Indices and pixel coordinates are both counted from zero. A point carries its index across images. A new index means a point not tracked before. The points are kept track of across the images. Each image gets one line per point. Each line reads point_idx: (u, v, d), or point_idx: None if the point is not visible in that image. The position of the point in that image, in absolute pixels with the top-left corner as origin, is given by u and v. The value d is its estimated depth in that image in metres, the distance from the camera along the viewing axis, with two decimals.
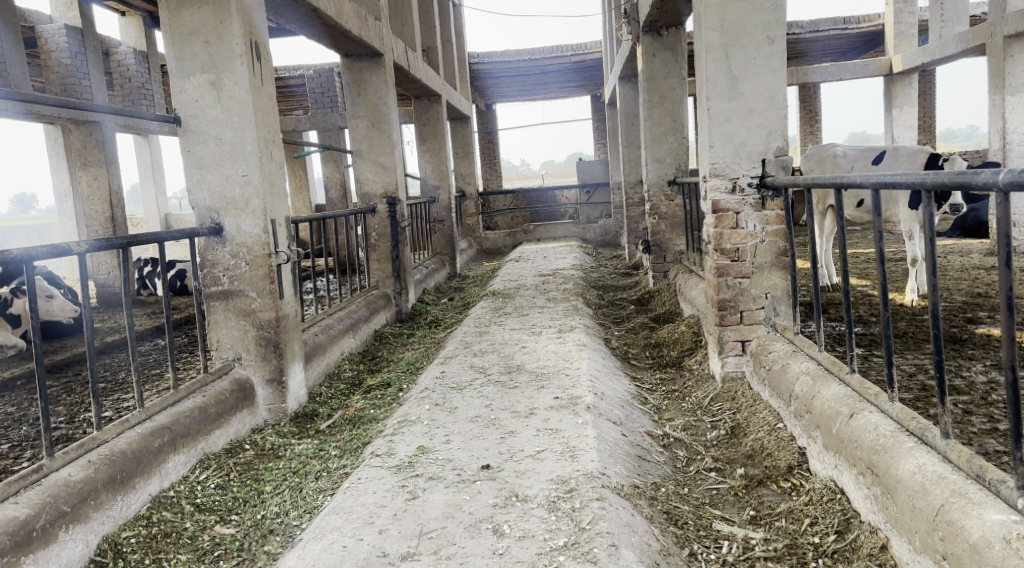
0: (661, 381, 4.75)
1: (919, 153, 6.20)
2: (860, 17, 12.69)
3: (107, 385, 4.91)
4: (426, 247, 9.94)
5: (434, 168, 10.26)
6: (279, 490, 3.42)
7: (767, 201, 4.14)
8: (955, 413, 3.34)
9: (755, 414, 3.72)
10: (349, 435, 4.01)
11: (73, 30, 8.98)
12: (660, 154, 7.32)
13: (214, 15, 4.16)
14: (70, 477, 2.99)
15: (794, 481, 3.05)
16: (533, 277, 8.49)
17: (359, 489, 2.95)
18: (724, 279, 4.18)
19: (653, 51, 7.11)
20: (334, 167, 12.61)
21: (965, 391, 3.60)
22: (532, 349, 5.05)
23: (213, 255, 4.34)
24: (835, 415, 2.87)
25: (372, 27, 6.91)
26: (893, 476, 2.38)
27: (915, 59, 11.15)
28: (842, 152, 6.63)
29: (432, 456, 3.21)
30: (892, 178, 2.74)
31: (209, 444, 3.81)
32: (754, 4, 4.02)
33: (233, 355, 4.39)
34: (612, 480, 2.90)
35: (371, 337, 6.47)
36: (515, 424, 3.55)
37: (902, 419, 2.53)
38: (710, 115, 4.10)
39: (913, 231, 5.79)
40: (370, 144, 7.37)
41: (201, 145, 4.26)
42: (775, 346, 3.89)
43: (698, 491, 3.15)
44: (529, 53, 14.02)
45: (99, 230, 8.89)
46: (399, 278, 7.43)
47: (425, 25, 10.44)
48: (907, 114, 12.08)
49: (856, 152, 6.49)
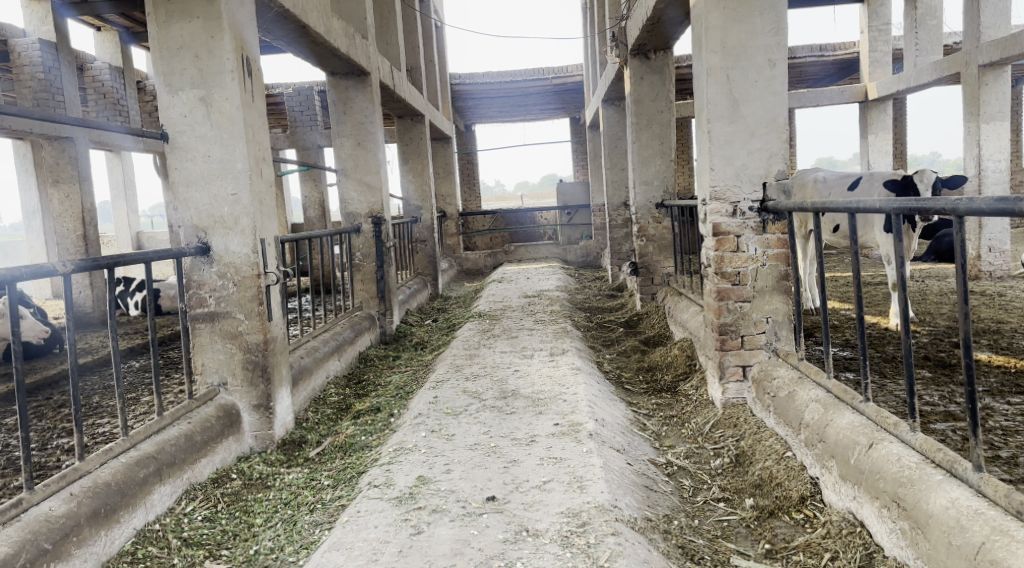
0: (658, 406, 4.64)
1: (894, 178, 6.08)
2: (835, 45, 12.85)
3: (83, 410, 4.71)
4: (408, 267, 9.80)
5: (417, 189, 10.13)
6: (271, 524, 3.27)
7: (768, 225, 4.09)
8: (952, 440, 3.26)
9: (761, 441, 3.63)
10: (341, 464, 3.88)
11: (47, 43, 8.79)
12: (648, 176, 7.29)
13: (205, 29, 4.05)
14: (51, 511, 2.83)
15: (807, 513, 2.98)
16: (519, 299, 8.39)
17: (359, 523, 2.82)
18: (725, 303, 4.11)
19: (641, 75, 7.11)
20: (313, 186, 12.44)
21: (962, 415, 3.55)
22: (525, 373, 4.93)
23: (198, 276, 4.19)
24: (853, 446, 2.80)
25: (359, 45, 6.82)
26: (924, 510, 2.33)
27: (889, 87, 11.28)
28: (822, 178, 6.46)
29: (433, 487, 3.08)
30: (913, 202, 2.69)
31: (196, 473, 3.65)
32: (754, 27, 3.98)
33: (218, 380, 4.23)
34: (625, 513, 2.81)
35: (356, 359, 6.32)
36: (517, 452, 3.44)
37: (927, 450, 2.48)
38: (711, 138, 4.04)
39: (890, 256, 5.74)
40: (355, 163, 7.25)
41: (189, 162, 4.12)
42: (778, 372, 3.83)
43: (708, 523, 3.05)
44: (511, 75, 13.97)
45: (70, 248, 8.64)
46: (383, 299, 7.28)
47: (409, 44, 10.39)
48: (882, 140, 12.21)
49: (836, 177, 6.53)
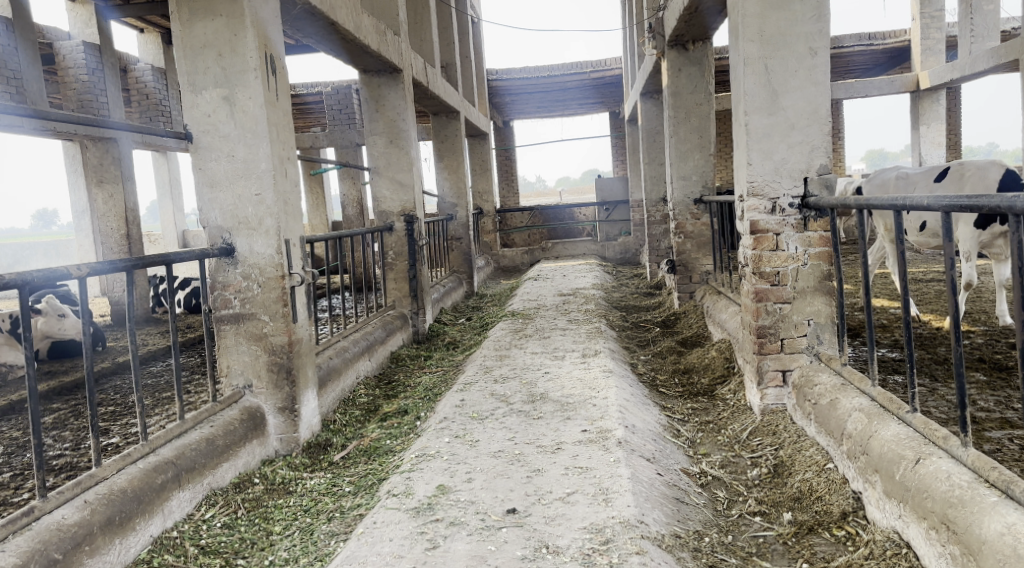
0: (693, 411, 4.45)
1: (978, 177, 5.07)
2: (885, 33, 12.37)
3: (115, 410, 4.71)
4: (443, 265, 9.70)
5: (452, 186, 10.00)
6: (289, 532, 3.19)
7: (810, 222, 3.90)
8: (1009, 452, 3.03)
9: (801, 451, 3.45)
10: (363, 469, 3.79)
11: (90, 46, 8.84)
12: (686, 171, 7.04)
13: (227, 27, 3.98)
14: (63, 520, 2.78)
15: (849, 530, 2.82)
16: (554, 297, 8.24)
17: (374, 536, 2.72)
18: (763, 304, 3.93)
19: (678, 67, 6.93)
20: (352, 184, 12.43)
21: (1020, 423, 3.29)
22: (555, 376, 4.78)
23: (224, 277, 4.13)
24: (898, 460, 2.64)
25: (390, 42, 6.73)
26: (976, 535, 2.20)
27: (943, 76, 10.89)
28: (904, 173, 5.64)
29: (453, 497, 2.96)
30: (967, 199, 2.48)
31: (217, 478, 3.57)
32: (795, 14, 3.79)
33: (243, 382, 4.16)
34: (652, 530, 2.67)
35: (388, 359, 6.24)
36: (542, 461, 3.30)
37: (980, 468, 2.33)
38: (749, 131, 3.86)
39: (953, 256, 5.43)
40: (388, 161, 7.15)
41: (213, 161, 4.06)
42: (820, 379, 3.63)
43: (742, 539, 2.88)
44: (548, 70, 13.81)
45: (114, 247, 8.70)
46: (416, 298, 7.18)
47: (443, 41, 10.28)
48: (935, 132, 11.79)
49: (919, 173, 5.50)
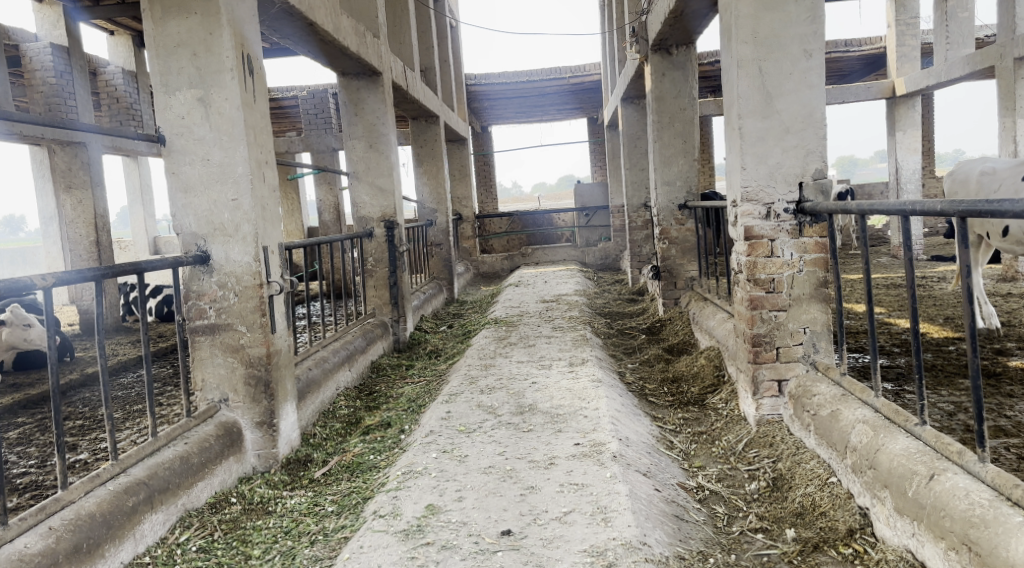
0: (685, 421, 4.33)
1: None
2: (862, 40, 12.40)
3: (84, 424, 4.50)
4: (422, 271, 9.53)
5: (432, 191, 9.85)
6: (269, 556, 3.03)
7: (804, 228, 3.80)
8: (1009, 460, 2.95)
9: (801, 464, 3.34)
10: (347, 487, 3.63)
11: (58, 48, 8.58)
12: (670, 176, 6.92)
13: (202, 25, 3.81)
14: (26, 549, 2.61)
15: (857, 548, 2.71)
16: (536, 304, 8.10)
17: (361, 562, 2.57)
18: (758, 312, 3.83)
19: (662, 70, 6.83)
20: (328, 189, 12.22)
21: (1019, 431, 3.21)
22: (543, 386, 4.64)
23: (198, 286, 3.95)
24: (909, 476, 2.55)
25: (370, 45, 6.57)
26: (1001, 558, 2.13)
27: (919, 82, 10.92)
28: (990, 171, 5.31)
29: (443, 518, 2.81)
30: (984, 204, 2.38)
31: (192, 498, 3.39)
32: (789, 15, 3.69)
33: (219, 396, 3.98)
34: (655, 552, 2.55)
35: (368, 369, 6.07)
36: (534, 477, 3.16)
37: (1001, 485, 2.26)
38: (742, 135, 3.76)
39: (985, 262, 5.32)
40: (367, 166, 6.98)
41: (187, 166, 3.88)
42: (818, 389, 3.53)
43: (746, 558, 2.77)
44: (527, 74, 13.72)
45: (84, 254, 8.45)
46: (396, 305, 7.02)
47: (422, 45, 10.13)
48: (911, 137, 11.81)
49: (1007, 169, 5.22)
